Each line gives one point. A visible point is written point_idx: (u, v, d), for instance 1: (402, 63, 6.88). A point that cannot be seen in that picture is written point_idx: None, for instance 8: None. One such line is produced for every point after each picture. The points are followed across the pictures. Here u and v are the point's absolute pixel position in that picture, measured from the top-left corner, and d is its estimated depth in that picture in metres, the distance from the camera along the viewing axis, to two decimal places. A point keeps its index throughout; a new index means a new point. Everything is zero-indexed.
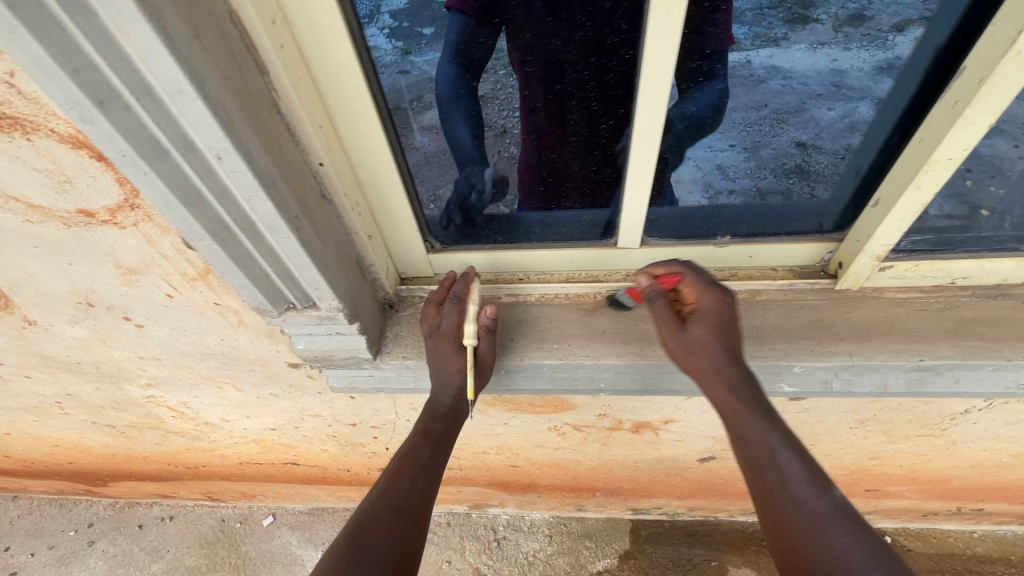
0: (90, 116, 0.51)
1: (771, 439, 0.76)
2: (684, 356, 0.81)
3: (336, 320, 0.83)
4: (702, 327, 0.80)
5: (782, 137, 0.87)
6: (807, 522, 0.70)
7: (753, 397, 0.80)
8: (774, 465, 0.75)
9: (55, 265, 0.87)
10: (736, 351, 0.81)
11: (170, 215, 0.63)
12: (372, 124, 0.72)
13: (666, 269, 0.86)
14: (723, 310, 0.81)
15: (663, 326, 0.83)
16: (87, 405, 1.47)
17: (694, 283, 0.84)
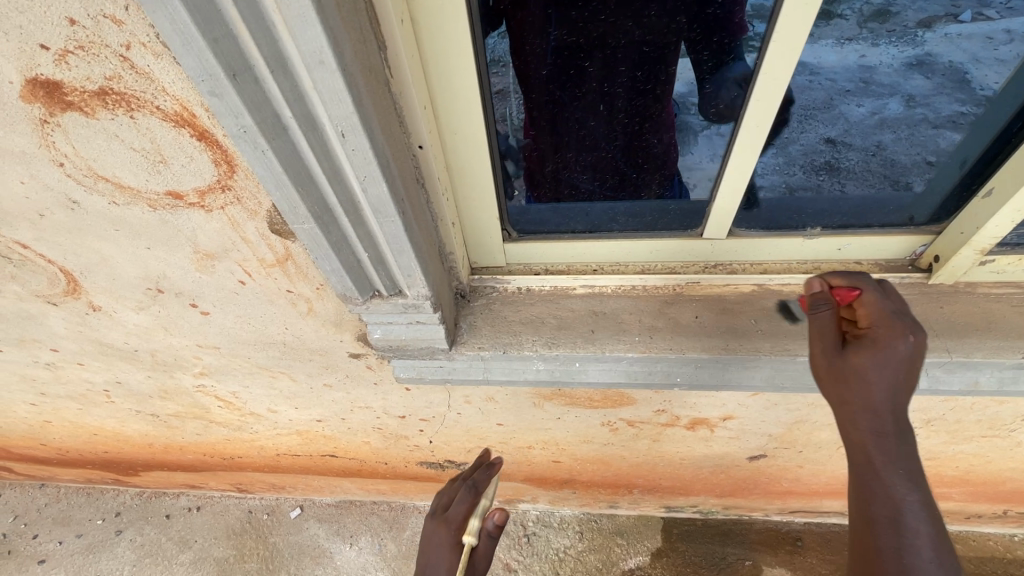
0: (220, 90, 0.49)
1: (909, 498, 0.67)
2: (831, 382, 0.69)
3: (422, 309, 0.82)
4: (872, 361, 0.66)
5: (811, 135, 0.83)
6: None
7: (903, 450, 0.68)
8: (903, 530, 0.66)
9: (132, 249, 0.86)
10: (906, 392, 0.67)
11: (279, 197, 0.61)
12: (473, 106, 0.71)
13: (844, 282, 0.72)
14: (906, 352, 0.66)
15: (818, 340, 0.69)
16: (134, 394, 1.46)
17: (877, 307, 0.69)
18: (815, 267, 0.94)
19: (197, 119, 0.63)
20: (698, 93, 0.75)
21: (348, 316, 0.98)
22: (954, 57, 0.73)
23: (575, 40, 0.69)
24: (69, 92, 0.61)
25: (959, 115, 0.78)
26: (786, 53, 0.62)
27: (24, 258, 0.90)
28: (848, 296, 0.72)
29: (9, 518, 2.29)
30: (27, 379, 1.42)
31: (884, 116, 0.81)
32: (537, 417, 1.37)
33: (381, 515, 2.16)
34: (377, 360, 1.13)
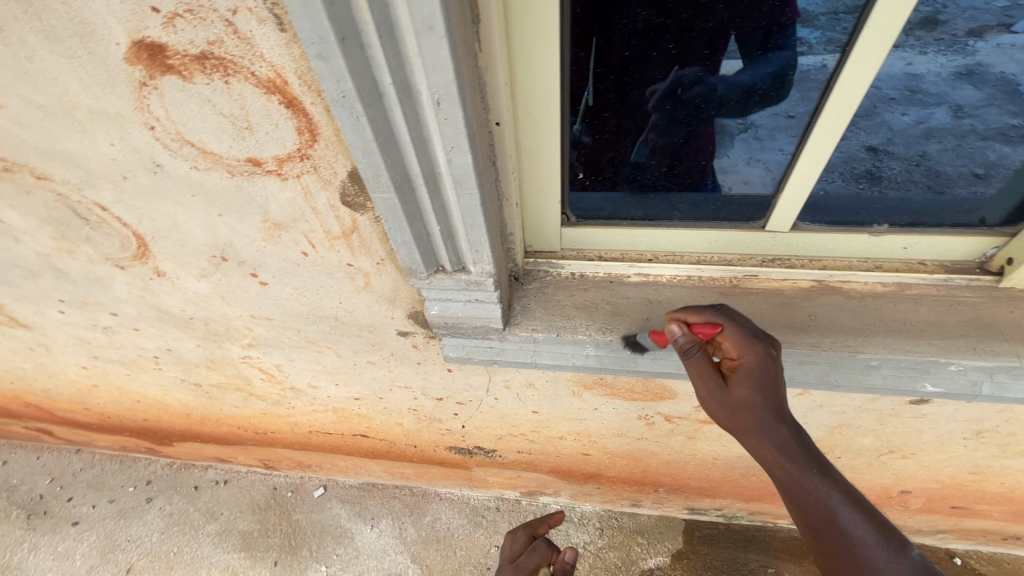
0: (328, 53, 0.51)
1: (802, 471, 0.79)
2: (728, 415, 0.79)
3: (483, 286, 0.83)
4: (745, 384, 0.77)
5: (852, 142, 0.83)
6: (828, 524, 0.78)
7: (787, 433, 0.79)
8: (806, 490, 0.78)
9: (205, 214, 0.88)
10: (778, 388, 0.77)
11: (365, 163, 0.63)
12: (551, 85, 0.72)
13: (701, 320, 0.78)
14: (765, 366, 0.76)
15: (702, 380, 0.78)
16: (182, 361, 1.50)
17: (731, 336, 0.77)
18: (876, 265, 0.93)
19: (288, 86, 0.65)
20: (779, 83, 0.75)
21: (404, 292, 1.00)
22: (1006, 68, 0.77)
23: (666, 23, 0.69)
24: (170, 56, 0.63)
25: (1009, 127, 0.81)
26: (877, 42, 0.65)
27: (101, 220, 0.94)
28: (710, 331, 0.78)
29: (46, 480, 2.26)
30: (83, 342, 1.47)
31: (928, 126, 0.83)
32: (573, 407, 1.37)
33: (403, 499, 2.12)
34: (424, 340, 1.15)
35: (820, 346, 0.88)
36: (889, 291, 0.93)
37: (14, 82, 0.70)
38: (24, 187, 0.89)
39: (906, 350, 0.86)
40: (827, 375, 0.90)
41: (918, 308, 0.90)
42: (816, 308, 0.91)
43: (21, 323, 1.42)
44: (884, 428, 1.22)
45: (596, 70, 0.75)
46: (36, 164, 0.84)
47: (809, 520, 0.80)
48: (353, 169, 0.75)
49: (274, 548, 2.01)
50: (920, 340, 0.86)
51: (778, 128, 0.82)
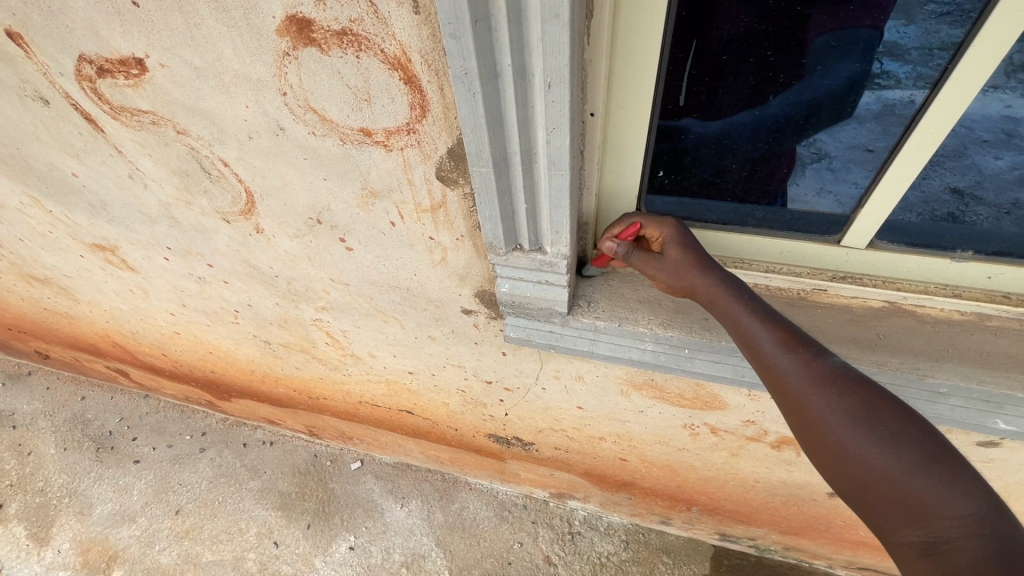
0: (460, 33, 0.58)
1: (757, 323, 0.74)
2: (674, 281, 0.83)
3: (556, 268, 0.89)
4: (676, 249, 0.83)
5: (936, 182, 0.84)
6: (803, 390, 0.68)
7: (741, 293, 0.78)
8: (768, 347, 0.71)
9: (312, 178, 0.98)
10: (705, 255, 0.82)
11: (471, 138, 0.70)
12: (646, 86, 0.78)
13: (623, 224, 0.87)
14: (682, 232, 0.84)
15: (648, 269, 0.85)
16: (258, 318, 1.62)
17: (650, 220, 0.86)
18: (955, 293, 0.91)
19: (410, 64, 0.73)
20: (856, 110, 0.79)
21: (476, 270, 1.07)
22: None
23: (765, 30, 0.73)
24: (315, 30, 0.73)
25: None
26: (985, 59, 0.67)
27: (221, 174, 1.06)
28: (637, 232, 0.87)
29: (115, 418, 2.47)
30: (178, 290, 1.62)
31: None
32: (619, 407, 1.40)
33: (433, 484, 2.19)
34: (485, 320, 1.21)
35: (886, 365, 0.86)
36: (966, 320, 0.91)
37: (180, 45, 0.82)
38: (163, 139, 1.02)
39: (981, 381, 0.83)
40: None
41: (997, 339, 0.88)
42: (884, 327, 0.91)
43: (129, 266, 1.59)
44: None
45: (690, 71, 0.79)
46: (179, 119, 0.96)
47: (782, 392, 0.70)
48: (453, 146, 0.82)
49: (308, 512, 2.12)
50: (997, 372, 0.84)
51: (854, 161, 0.85)
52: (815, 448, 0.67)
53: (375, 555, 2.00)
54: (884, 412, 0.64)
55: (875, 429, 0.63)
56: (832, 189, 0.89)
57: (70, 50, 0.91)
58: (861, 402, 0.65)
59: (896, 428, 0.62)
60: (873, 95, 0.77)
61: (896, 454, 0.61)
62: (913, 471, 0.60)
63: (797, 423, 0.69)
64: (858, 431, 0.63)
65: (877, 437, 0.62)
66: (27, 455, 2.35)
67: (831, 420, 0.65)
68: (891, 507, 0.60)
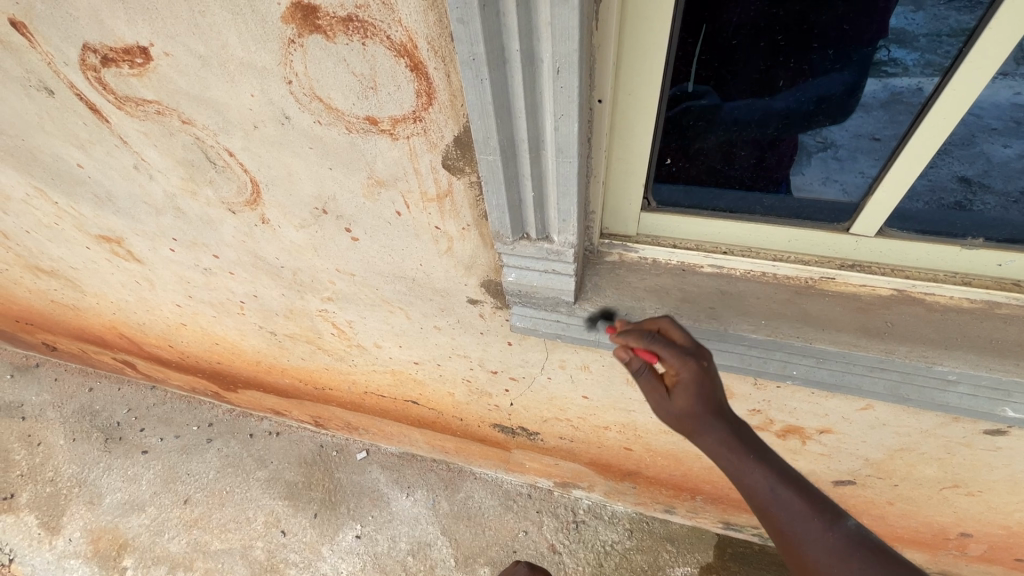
0: (468, 17, 0.57)
1: (770, 488, 0.73)
2: (678, 425, 0.79)
3: (563, 257, 0.88)
4: (684, 397, 0.77)
5: (942, 171, 0.83)
6: (823, 563, 0.68)
7: (748, 448, 0.75)
8: (782, 515, 0.72)
9: (317, 167, 0.98)
10: (719, 402, 0.76)
11: (478, 124, 0.69)
12: (654, 72, 0.77)
13: (642, 342, 0.80)
14: (702, 380, 0.76)
15: (653, 397, 0.81)
16: (264, 309, 1.63)
17: (672, 355, 0.77)
18: (965, 281, 0.91)
19: (417, 51, 0.72)
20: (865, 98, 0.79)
21: (482, 259, 1.07)
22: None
23: (776, 13, 0.72)
24: (321, 17, 0.73)
25: None
26: (1000, 45, 0.66)
27: (226, 165, 1.05)
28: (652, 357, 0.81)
29: (123, 410, 2.49)
30: (183, 281, 1.63)
31: None
32: (625, 396, 1.40)
33: (439, 474, 2.20)
34: (491, 310, 1.21)
35: (895, 353, 0.86)
36: (977, 308, 0.91)
37: (185, 33, 0.82)
38: (168, 129, 1.02)
39: (991, 368, 0.83)
40: (896, 386, 0.90)
41: (1008, 327, 0.88)
42: (894, 315, 0.91)
43: (135, 257, 1.59)
44: (952, 457, 1.18)
45: (701, 57, 0.78)
46: (184, 109, 0.96)
47: (801, 561, 0.70)
48: (460, 134, 0.81)
49: (314, 501, 2.14)
50: (1007, 359, 0.84)
51: (859, 149, 0.84)
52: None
53: (381, 543, 2.02)
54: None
55: None
56: (838, 178, 0.88)
57: (74, 39, 0.90)
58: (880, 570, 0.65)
59: None
60: (882, 83, 0.77)
61: None
62: None
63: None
64: None
65: None
66: (37, 446, 2.38)
67: None
68: None
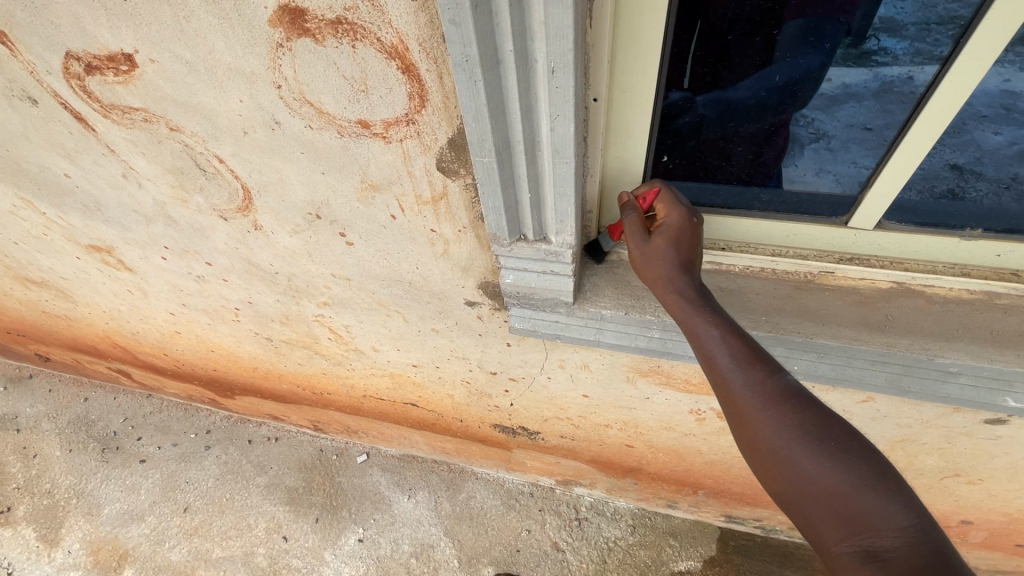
0: (460, 18, 0.56)
1: (717, 335, 0.72)
2: (645, 269, 0.80)
3: (561, 258, 0.87)
4: (662, 240, 0.79)
5: (935, 159, 0.82)
6: (755, 406, 0.68)
7: (705, 303, 0.76)
8: (726, 360, 0.71)
9: (310, 172, 0.96)
10: (687, 256, 0.79)
11: (473, 127, 0.68)
12: (648, 70, 0.76)
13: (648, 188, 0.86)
14: (684, 228, 0.80)
15: (632, 238, 0.82)
16: (259, 315, 1.61)
17: (669, 200, 0.82)
18: (964, 272, 0.90)
19: (408, 53, 0.71)
20: (855, 89, 0.78)
21: (479, 261, 1.06)
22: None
23: (771, 8, 0.71)
24: (309, 20, 0.71)
25: None
26: (997, 33, 0.65)
27: (217, 171, 1.04)
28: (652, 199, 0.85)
29: (119, 419, 2.47)
30: (176, 289, 1.61)
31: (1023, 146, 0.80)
32: (625, 394, 1.39)
33: (440, 474, 2.20)
34: (489, 311, 1.20)
35: (896, 346, 0.86)
36: (975, 299, 0.90)
37: (171, 39, 0.80)
38: (156, 137, 1.00)
39: (992, 360, 0.83)
40: (898, 379, 0.90)
41: (1007, 318, 0.87)
42: (893, 308, 0.90)
43: (126, 266, 1.57)
44: (953, 447, 1.18)
45: (695, 53, 0.77)
46: (171, 116, 0.94)
47: (732, 404, 0.70)
48: (454, 136, 0.80)
49: (316, 506, 2.12)
50: (1007, 350, 0.83)
51: (852, 140, 0.84)
52: (759, 456, 0.68)
53: (384, 546, 2.02)
54: (833, 430, 0.65)
55: (825, 445, 0.64)
56: (833, 171, 0.88)
57: (57, 47, 0.88)
58: (811, 420, 0.66)
59: (844, 445, 0.64)
60: (873, 73, 0.76)
61: (844, 470, 0.62)
62: (858, 484, 0.61)
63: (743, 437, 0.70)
64: (809, 447, 0.64)
65: (826, 452, 0.64)
66: (33, 458, 2.35)
67: (782, 434, 0.66)
68: (834, 518, 0.61)
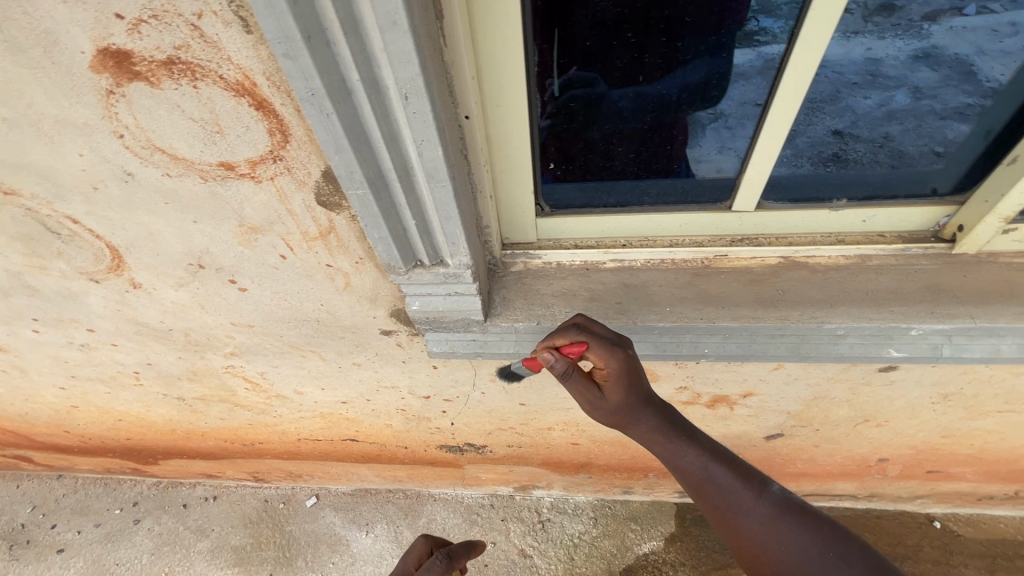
0: (295, 51, 0.52)
1: (702, 464, 0.84)
2: (615, 416, 0.86)
3: (461, 279, 0.85)
4: (618, 390, 0.83)
5: (818, 127, 0.88)
6: (755, 529, 0.79)
7: (682, 434, 0.86)
8: (715, 488, 0.83)
9: (180, 222, 0.88)
10: (646, 392, 0.86)
11: (337, 160, 0.64)
12: (517, 81, 0.75)
13: (569, 339, 0.80)
14: (630, 370, 0.82)
15: (586, 393, 0.84)
16: (163, 376, 1.48)
17: (599, 350, 0.80)
18: (838, 239, 0.97)
19: (257, 88, 0.66)
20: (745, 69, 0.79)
21: (384, 290, 1.01)
22: (959, 50, 0.80)
23: (622, 12, 0.72)
24: (137, 62, 0.64)
25: (965, 106, 0.85)
26: (829, 15, 0.66)
27: (73, 233, 0.93)
28: (579, 350, 0.80)
29: (25, 509, 2.19)
30: (60, 361, 1.44)
31: (889, 108, 0.87)
32: (559, 397, 1.40)
33: (396, 503, 2.12)
34: (407, 338, 1.16)
35: (788, 319, 0.91)
36: (851, 263, 0.97)
37: None
38: None
39: (870, 319, 0.90)
40: (796, 347, 0.95)
41: (880, 277, 0.94)
42: (783, 282, 0.95)
43: None
44: (858, 397, 1.28)
45: (559, 61, 0.78)
46: (3, 179, 0.83)
47: (735, 530, 0.81)
48: (327, 168, 0.76)
49: (267, 561, 1.99)
50: (882, 308, 0.90)
51: (746, 116, 0.84)
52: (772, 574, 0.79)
53: None
54: (823, 531, 0.77)
55: (824, 551, 0.75)
56: (732, 148, 0.89)
57: None
58: (806, 530, 0.78)
59: (839, 548, 0.75)
60: (756, 51, 0.76)
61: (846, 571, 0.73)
62: None
63: (748, 556, 0.81)
64: (811, 557, 0.75)
65: (827, 557, 0.75)
66: None
67: (785, 551, 0.77)
68: None
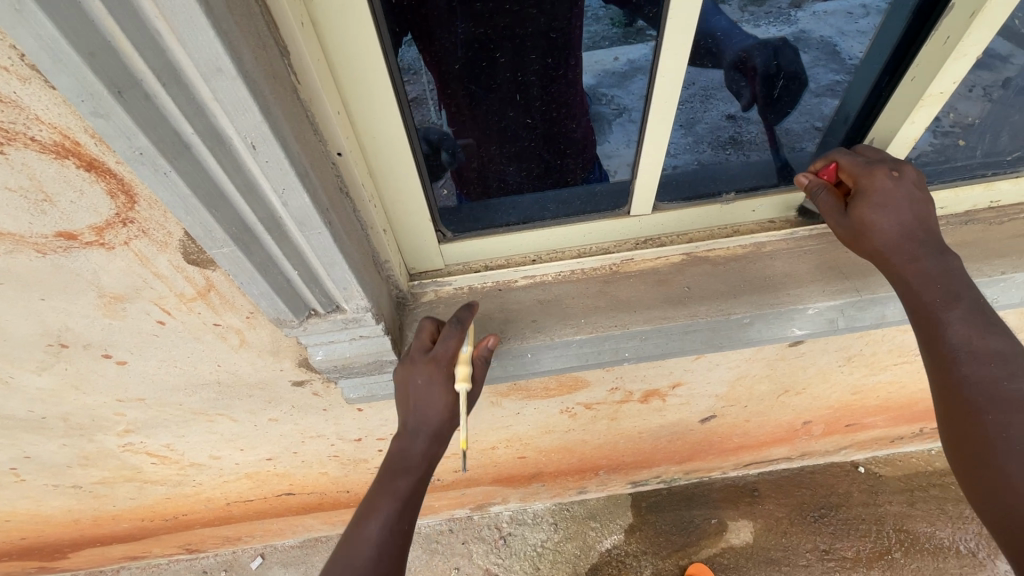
0: (105, 109, 0.45)
1: (949, 315, 0.74)
2: (847, 238, 0.81)
3: (363, 322, 0.80)
4: (868, 209, 0.78)
5: (713, 112, 0.94)
6: (977, 401, 0.70)
7: (945, 284, 0.76)
8: (955, 341, 0.73)
9: (25, 302, 0.76)
10: (919, 237, 0.78)
11: (190, 221, 0.57)
12: (390, 112, 0.71)
13: (821, 163, 0.85)
14: (889, 197, 0.77)
15: (831, 213, 0.82)
16: (49, 466, 1.30)
17: (863, 172, 0.79)
18: (734, 230, 1.01)
19: (82, 148, 0.57)
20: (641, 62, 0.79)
21: (286, 341, 0.94)
22: (824, 32, 0.86)
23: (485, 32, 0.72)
24: None
25: (835, 84, 0.90)
26: (685, 27, 0.67)
27: None
28: (830, 171, 0.83)
29: None
30: None
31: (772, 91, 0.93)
32: (497, 417, 1.37)
33: None
34: (323, 385, 1.09)
35: (697, 315, 0.93)
36: (748, 252, 1.00)
37: None
38: None
39: (770, 304, 0.94)
40: (710, 339, 0.98)
41: (775, 262, 0.99)
42: (689, 279, 0.97)
43: None
44: (776, 371, 1.34)
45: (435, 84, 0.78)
46: None
47: (948, 397, 0.73)
48: None
49: None
50: (780, 292, 0.94)
51: None
52: (968, 457, 0.70)
53: None
54: None
55: None
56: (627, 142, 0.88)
57: None
58: None
59: None
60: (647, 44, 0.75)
61: None
62: None
63: (945, 426, 0.74)
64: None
65: None
66: None
67: (1004, 440, 0.67)
68: None
